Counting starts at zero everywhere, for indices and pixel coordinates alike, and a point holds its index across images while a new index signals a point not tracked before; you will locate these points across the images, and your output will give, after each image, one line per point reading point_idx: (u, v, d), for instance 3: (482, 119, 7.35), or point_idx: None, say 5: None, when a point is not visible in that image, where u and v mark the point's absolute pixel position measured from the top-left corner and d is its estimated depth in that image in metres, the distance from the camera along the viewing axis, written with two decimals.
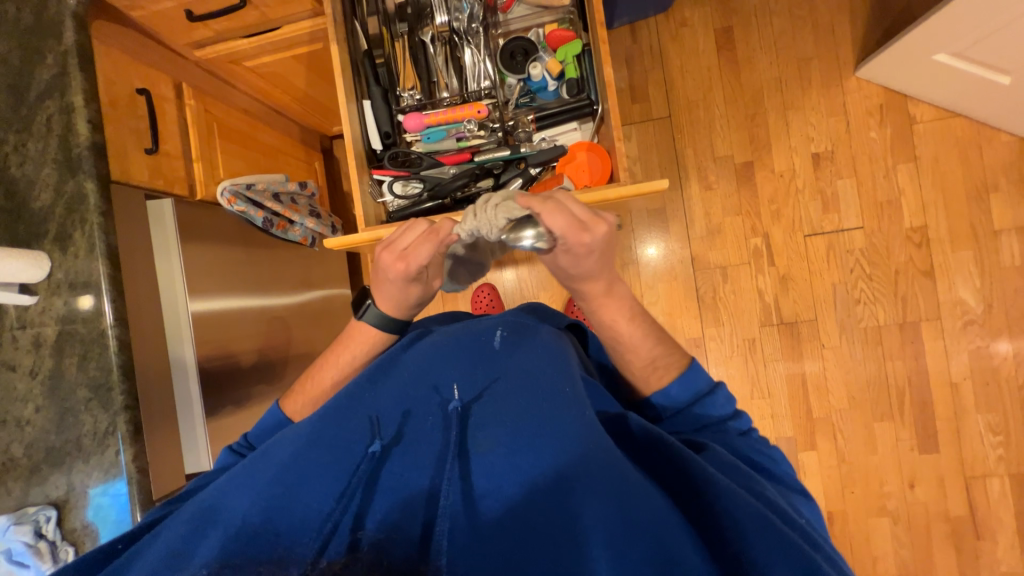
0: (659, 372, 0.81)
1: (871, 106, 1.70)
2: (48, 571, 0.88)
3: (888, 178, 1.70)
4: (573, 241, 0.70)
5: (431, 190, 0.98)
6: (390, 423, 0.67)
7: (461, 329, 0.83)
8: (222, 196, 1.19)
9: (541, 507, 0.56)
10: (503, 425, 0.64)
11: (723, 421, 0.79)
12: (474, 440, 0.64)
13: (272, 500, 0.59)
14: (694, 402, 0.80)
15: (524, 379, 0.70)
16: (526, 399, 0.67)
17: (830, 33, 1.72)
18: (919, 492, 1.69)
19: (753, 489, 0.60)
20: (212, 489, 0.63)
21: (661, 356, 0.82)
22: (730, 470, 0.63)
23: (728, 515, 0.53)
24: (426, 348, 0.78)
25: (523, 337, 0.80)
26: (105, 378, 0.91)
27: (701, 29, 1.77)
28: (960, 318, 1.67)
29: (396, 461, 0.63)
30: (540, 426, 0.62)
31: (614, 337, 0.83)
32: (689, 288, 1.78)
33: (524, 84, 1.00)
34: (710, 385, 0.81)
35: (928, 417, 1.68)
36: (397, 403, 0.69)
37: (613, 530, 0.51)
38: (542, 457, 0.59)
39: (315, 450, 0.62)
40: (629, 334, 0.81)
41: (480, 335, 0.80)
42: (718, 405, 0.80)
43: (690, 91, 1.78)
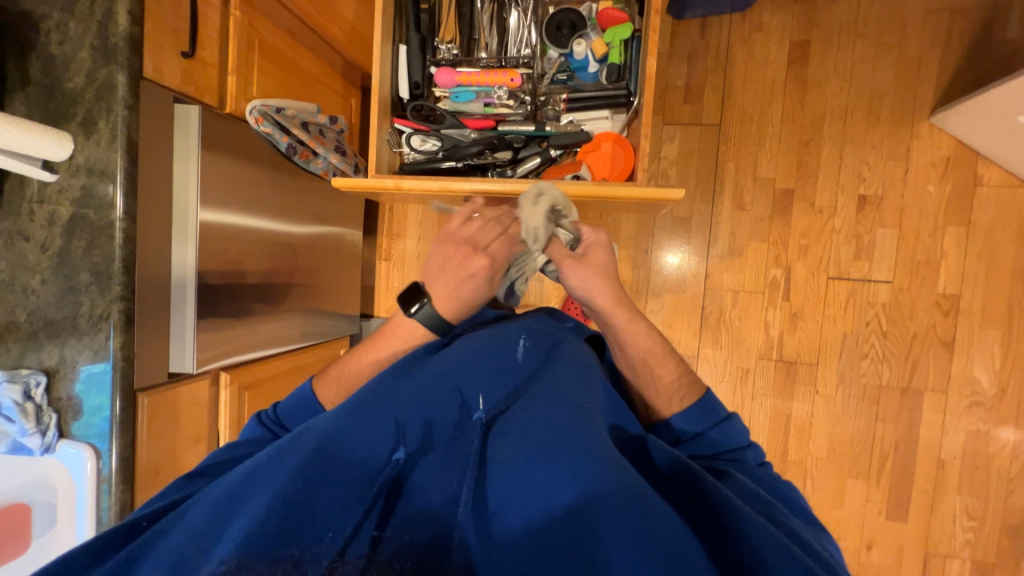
0: (680, 395, 0.83)
1: (936, 157, 1.59)
2: (29, 430, 0.95)
3: (932, 238, 1.60)
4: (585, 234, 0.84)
5: (448, 150, 0.97)
6: (414, 428, 0.68)
7: (487, 335, 0.84)
8: (250, 114, 1.22)
9: (564, 523, 0.56)
10: (523, 435, 0.66)
11: (743, 450, 0.80)
12: (494, 448, 0.66)
13: (288, 495, 0.58)
14: (712, 427, 0.80)
15: (546, 395, 0.72)
16: (546, 413, 0.68)
17: (915, 69, 1.58)
18: (874, 554, 1.67)
19: (775, 516, 0.63)
20: (231, 480, 0.63)
21: (675, 385, 0.84)
22: (753, 499, 0.66)
23: (749, 541, 0.54)
24: (451, 353, 0.79)
25: (547, 352, 0.83)
26: (107, 265, 0.95)
27: (776, 37, 1.65)
28: (967, 397, 1.60)
29: (419, 467, 0.65)
30: (560, 442, 0.63)
31: (636, 353, 0.84)
32: (695, 304, 1.74)
33: (564, 60, 0.95)
34: (725, 416, 0.82)
35: (904, 485, 1.65)
36: (421, 408, 0.70)
37: (633, 551, 0.52)
38: (561, 476, 0.60)
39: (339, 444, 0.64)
40: (659, 351, 0.84)
41: (505, 344, 0.81)
42: (737, 433, 0.81)
43: (747, 102, 1.68)
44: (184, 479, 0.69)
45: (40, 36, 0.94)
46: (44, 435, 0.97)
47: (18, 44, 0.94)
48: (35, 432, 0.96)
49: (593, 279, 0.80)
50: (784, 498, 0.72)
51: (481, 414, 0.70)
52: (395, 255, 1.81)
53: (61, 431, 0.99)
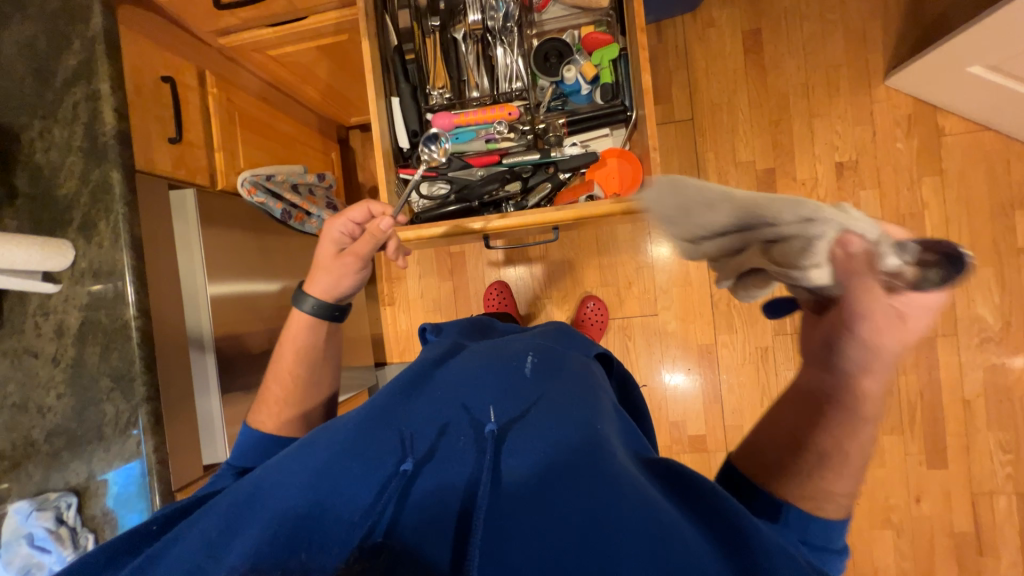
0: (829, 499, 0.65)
1: (899, 116, 1.67)
2: (68, 557, 0.88)
3: (911, 191, 1.68)
4: (909, 300, 0.54)
5: (459, 191, 0.97)
6: (422, 439, 0.66)
7: (494, 350, 0.85)
8: (243, 186, 1.22)
9: (568, 531, 0.52)
10: (535, 447, 0.63)
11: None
12: (506, 462, 0.62)
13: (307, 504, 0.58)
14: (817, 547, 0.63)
15: (556, 410, 0.70)
16: (556, 428, 0.66)
17: (862, 39, 1.68)
18: (925, 506, 1.69)
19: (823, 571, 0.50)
20: (247, 486, 0.63)
21: (844, 494, 0.64)
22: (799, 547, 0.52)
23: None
24: (458, 369, 0.79)
25: (554, 367, 0.83)
26: (128, 368, 0.91)
27: (729, 30, 1.74)
28: (977, 335, 1.66)
29: (426, 478, 0.61)
30: (571, 453, 0.61)
31: (832, 446, 0.64)
32: (704, 294, 1.77)
33: (557, 87, 0.98)
34: (840, 549, 0.65)
35: (938, 432, 1.68)
36: (429, 420, 0.69)
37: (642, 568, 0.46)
38: (571, 482, 0.56)
39: (348, 457, 0.62)
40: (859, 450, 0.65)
41: (514, 360, 0.82)
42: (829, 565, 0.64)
43: (714, 94, 1.76)
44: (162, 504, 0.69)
45: (22, 147, 0.92)
46: None
47: None
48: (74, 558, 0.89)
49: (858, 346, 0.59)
50: None
51: (492, 427, 0.67)
52: (399, 299, 1.93)
53: None
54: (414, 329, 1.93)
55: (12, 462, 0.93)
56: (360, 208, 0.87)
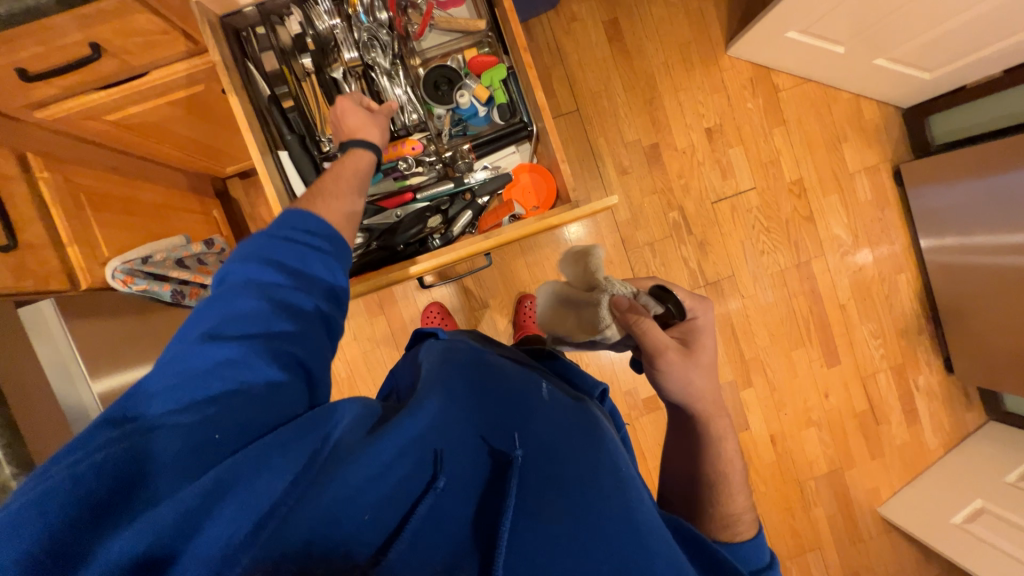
0: (739, 527, 0.79)
1: (744, 80, 1.93)
2: None
3: (767, 142, 1.95)
4: (696, 322, 0.89)
5: (378, 237, 0.95)
6: (458, 456, 0.61)
7: (513, 365, 0.83)
8: (115, 278, 1.04)
9: None
10: (576, 476, 0.62)
11: None
12: (547, 494, 0.59)
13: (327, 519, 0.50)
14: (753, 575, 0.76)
15: (589, 435, 0.70)
16: (593, 455, 0.66)
17: (701, 17, 1.89)
18: (833, 400, 2.02)
19: None
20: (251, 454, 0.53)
21: (746, 512, 0.80)
22: None
23: None
24: (486, 373, 0.76)
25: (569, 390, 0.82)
26: None
27: (591, 22, 1.85)
28: (838, 250, 2.00)
29: (456, 505, 0.57)
30: (608, 491, 0.61)
31: (719, 473, 0.83)
32: (624, 268, 1.92)
33: (453, 113, 0.97)
34: (769, 561, 0.78)
35: (829, 336, 2.01)
36: (466, 435, 0.64)
37: None
38: (607, 528, 0.57)
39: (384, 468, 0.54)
40: (737, 473, 0.83)
41: (535, 378, 0.80)
42: None
43: (592, 83, 1.87)
44: (202, 344, 0.61)
45: None
46: None
47: None
48: None
49: (688, 376, 0.83)
50: None
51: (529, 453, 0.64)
52: None
53: None
54: (356, 374, 1.82)
55: None
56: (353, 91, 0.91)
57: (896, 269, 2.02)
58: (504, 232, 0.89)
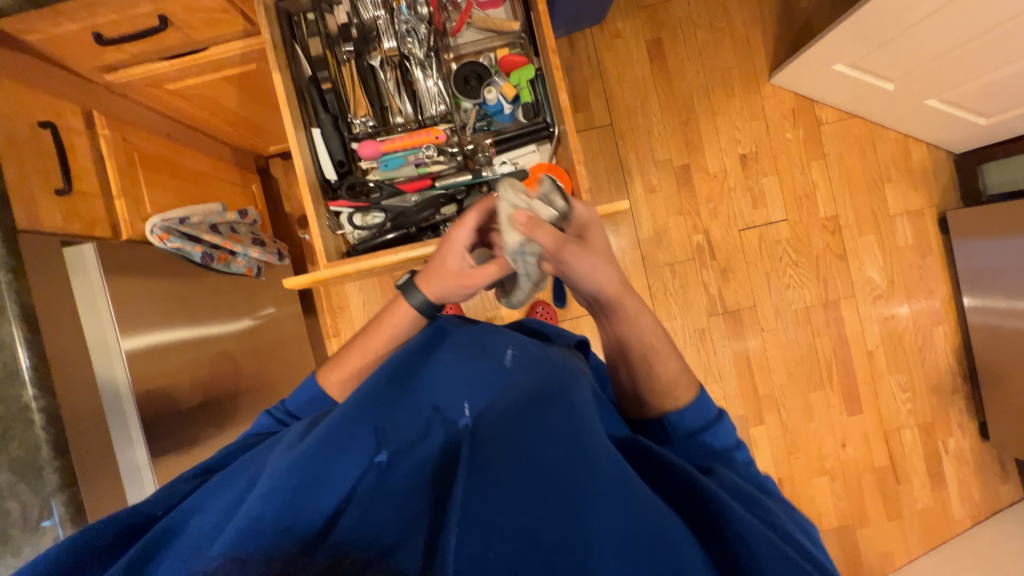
0: (677, 392, 0.75)
1: (785, 109, 1.89)
2: None
3: (804, 174, 1.90)
4: (582, 214, 0.75)
5: (394, 219, 0.97)
6: (397, 434, 0.67)
7: (476, 332, 0.84)
8: (154, 234, 1.12)
9: (547, 520, 0.54)
10: (511, 426, 0.64)
11: (734, 451, 0.72)
12: (482, 447, 0.62)
13: (283, 500, 0.57)
14: (705, 429, 0.73)
15: (538, 386, 0.69)
16: (537, 401, 0.66)
17: (747, 43, 1.88)
18: (850, 450, 1.91)
19: (759, 511, 0.59)
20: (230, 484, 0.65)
21: (679, 375, 0.76)
22: (739, 496, 0.61)
23: (742, 541, 0.52)
24: (439, 356, 0.79)
25: (537, 347, 0.81)
26: (32, 457, 0.79)
27: (634, 41, 1.87)
28: (870, 293, 1.91)
29: (401, 471, 0.63)
30: (547, 429, 0.62)
31: (640, 346, 0.76)
32: (642, 286, 1.90)
33: (480, 108, 1.00)
34: (718, 413, 0.75)
35: (851, 383, 1.91)
36: (408, 418, 0.69)
37: (623, 546, 0.52)
38: (546, 462, 0.59)
39: (322, 455, 0.62)
40: (662, 342, 0.76)
41: (496, 342, 0.81)
42: (725, 436, 0.73)
43: (629, 100, 1.88)
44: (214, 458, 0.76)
45: None
46: None
47: None
48: None
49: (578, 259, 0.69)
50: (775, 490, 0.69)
51: (468, 419, 0.68)
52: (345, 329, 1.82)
53: None
54: None
55: None
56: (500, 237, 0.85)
57: (933, 320, 1.91)
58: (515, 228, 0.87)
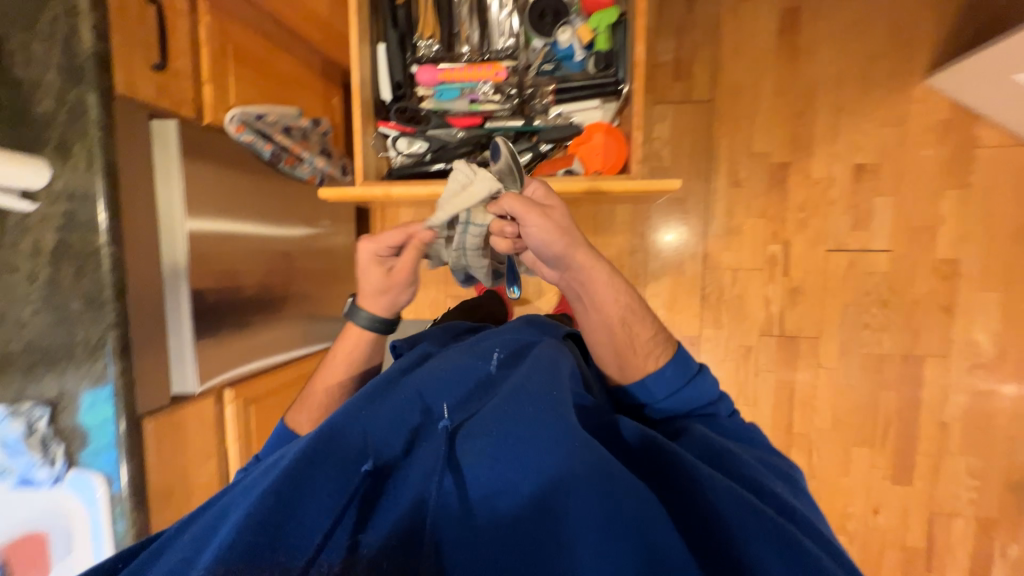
0: (655, 353, 0.93)
1: (933, 120, 1.56)
2: (36, 463, 0.94)
3: (931, 203, 1.59)
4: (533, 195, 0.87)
5: (436, 152, 0.97)
6: (381, 440, 0.73)
7: (463, 349, 0.92)
8: (230, 123, 1.19)
9: (531, 521, 0.63)
10: (489, 436, 0.71)
11: (714, 405, 0.92)
12: (462, 451, 0.71)
13: (274, 513, 0.61)
14: (687, 382, 0.91)
15: (515, 394, 0.76)
16: (513, 412, 0.73)
17: (909, 30, 1.54)
18: (881, 518, 1.71)
19: (725, 465, 0.74)
20: (211, 511, 0.66)
21: (654, 335, 0.95)
22: (709, 454, 0.77)
23: (713, 495, 0.65)
24: (423, 372, 0.84)
25: (517, 358, 0.91)
26: (98, 293, 0.93)
27: (766, 7, 1.61)
28: (969, 360, 1.61)
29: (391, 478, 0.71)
30: (520, 440, 0.69)
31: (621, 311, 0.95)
32: (694, 285, 1.76)
33: (550, 49, 0.95)
34: (696, 368, 0.93)
35: (909, 450, 1.67)
36: (390, 423, 0.75)
37: (600, 532, 0.61)
38: (524, 471, 0.67)
39: (312, 468, 0.66)
40: (637, 306, 0.96)
41: (480, 355, 0.89)
42: (709, 386, 0.92)
43: (739, 76, 1.65)
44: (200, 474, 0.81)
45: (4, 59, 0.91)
46: (53, 465, 0.95)
47: None
48: (43, 464, 0.94)
49: (524, 221, 0.80)
50: (752, 440, 0.87)
51: (448, 424, 0.76)
52: None
53: (69, 459, 0.98)
54: None
55: None
56: (398, 231, 0.91)
57: None
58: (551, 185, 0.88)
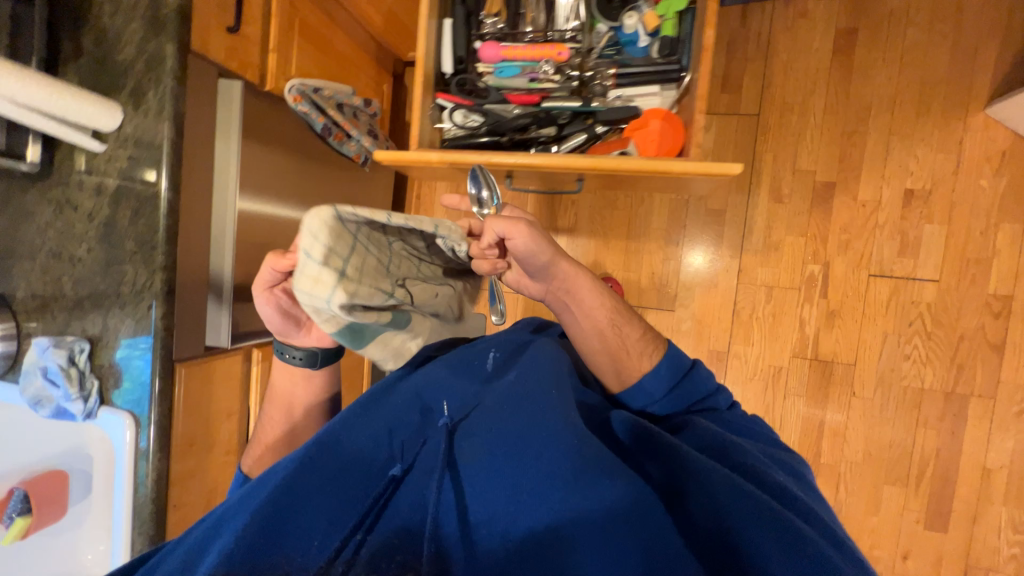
0: (646, 352, 1.01)
1: (992, 150, 1.51)
2: (73, 395, 0.98)
3: (984, 236, 1.53)
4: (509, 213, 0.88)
5: (490, 125, 0.99)
6: (383, 440, 0.77)
7: (460, 350, 0.97)
8: (289, 93, 1.24)
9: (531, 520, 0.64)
10: (484, 436, 0.74)
11: (713, 398, 0.99)
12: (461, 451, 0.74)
13: (279, 518, 0.66)
14: (683, 376, 0.99)
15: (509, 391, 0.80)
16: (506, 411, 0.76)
17: (970, 59, 1.51)
18: (910, 565, 1.60)
19: (727, 453, 0.77)
20: (220, 516, 0.70)
21: (643, 339, 1.04)
22: (710, 446, 0.80)
23: (712, 482, 0.67)
24: (422, 373, 0.89)
25: (511, 357, 0.96)
26: (150, 236, 0.95)
27: (822, 25, 1.60)
28: (1017, 404, 1.52)
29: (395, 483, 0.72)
30: (515, 440, 0.71)
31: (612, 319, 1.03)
32: (726, 299, 1.73)
33: (614, 34, 1.00)
34: (690, 363, 1.01)
35: (946, 495, 1.57)
36: (390, 422, 0.80)
37: (600, 527, 0.61)
38: (517, 472, 0.68)
39: (314, 473, 0.71)
40: (625, 313, 1.05)
41: (476, 356, 0.95)
42: (704, 377, 1.00)
43: (789, 92, 1.64)
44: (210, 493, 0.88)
45: (93, 9, 0.96)
46: (87, 399, 0.99)
47: (72, 16, 0.98)
48: (78, 397, 0.98)
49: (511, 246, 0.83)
50: (753, 431, 0.92)
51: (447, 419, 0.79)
52: None
53: (101, 397, 1.00)
54: None
55: (44, 300, 1.03)
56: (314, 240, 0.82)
57: None
58: (608, 160, 0.89)
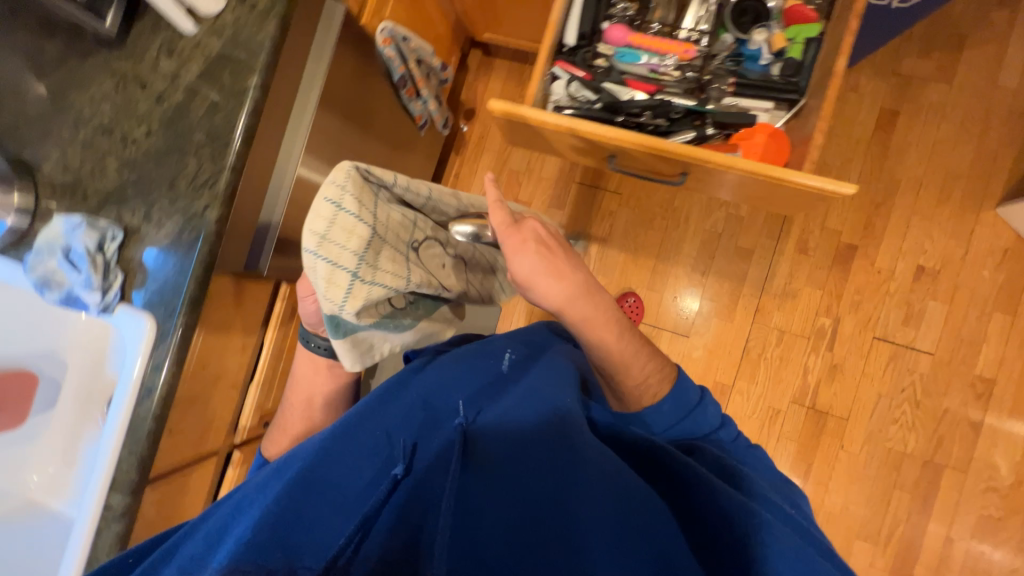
0: (653, 389, 0.91)
1: (996, 246, 1.66)
2: (93, 284, 0.87)
3: (978, 321, 1.66)
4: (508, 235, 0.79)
5: (604, 101, 1.04)
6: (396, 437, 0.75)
7: (475, 350, 0.97)
8: (381, 34, 1.19)
9: (547, 527, 0.62)
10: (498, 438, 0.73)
11: (716, 432, 0.92)
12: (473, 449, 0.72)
13: (289, 511, 0.63)
14: (689, 411, 0.92)
15: (524, 396, 0.80)
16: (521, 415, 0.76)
17: (990, 161, 1.68)
18: None
19: (739, 482, 0.74)
20: (224, 510, 0.67)
21: (651, 372, 0.92)
22: (720, 470, 0.77)
23: (724, 504, 0.65)
24: (433, 374, 0.89)
25: (528, 361, 0.95)
26: (225, 133, 0.89)
27: (870, 101, 1.73)
28: (984, 481, 1.63)
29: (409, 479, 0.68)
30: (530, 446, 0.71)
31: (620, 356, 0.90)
32: (739, 336, 1.78)
33: (739, 46, 1.08)
34: (697, 400, 0.93)
35: (909, 557, 1.65)
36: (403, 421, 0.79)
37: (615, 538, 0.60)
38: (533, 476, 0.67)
39: (324, 469, 0.69)
40: (633, 348, 0.90)
41: (491, 357, 0.94)
42: (709, 415, 0.93)
43: (830, 155, 1.75)
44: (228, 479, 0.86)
45: None
46: (105, 292, 0.88)
47: None
48: (98, 288, 0.88)
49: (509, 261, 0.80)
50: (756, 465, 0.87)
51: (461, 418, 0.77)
52: None
53: (122, 293, 0.90)
54: None
55: (77, 176, 0.93)
56: None
57: None
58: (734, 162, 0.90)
